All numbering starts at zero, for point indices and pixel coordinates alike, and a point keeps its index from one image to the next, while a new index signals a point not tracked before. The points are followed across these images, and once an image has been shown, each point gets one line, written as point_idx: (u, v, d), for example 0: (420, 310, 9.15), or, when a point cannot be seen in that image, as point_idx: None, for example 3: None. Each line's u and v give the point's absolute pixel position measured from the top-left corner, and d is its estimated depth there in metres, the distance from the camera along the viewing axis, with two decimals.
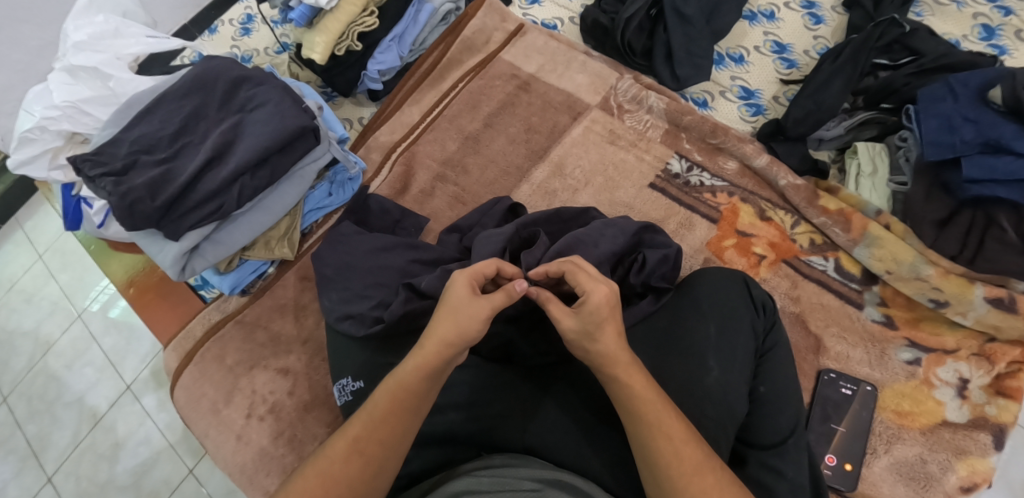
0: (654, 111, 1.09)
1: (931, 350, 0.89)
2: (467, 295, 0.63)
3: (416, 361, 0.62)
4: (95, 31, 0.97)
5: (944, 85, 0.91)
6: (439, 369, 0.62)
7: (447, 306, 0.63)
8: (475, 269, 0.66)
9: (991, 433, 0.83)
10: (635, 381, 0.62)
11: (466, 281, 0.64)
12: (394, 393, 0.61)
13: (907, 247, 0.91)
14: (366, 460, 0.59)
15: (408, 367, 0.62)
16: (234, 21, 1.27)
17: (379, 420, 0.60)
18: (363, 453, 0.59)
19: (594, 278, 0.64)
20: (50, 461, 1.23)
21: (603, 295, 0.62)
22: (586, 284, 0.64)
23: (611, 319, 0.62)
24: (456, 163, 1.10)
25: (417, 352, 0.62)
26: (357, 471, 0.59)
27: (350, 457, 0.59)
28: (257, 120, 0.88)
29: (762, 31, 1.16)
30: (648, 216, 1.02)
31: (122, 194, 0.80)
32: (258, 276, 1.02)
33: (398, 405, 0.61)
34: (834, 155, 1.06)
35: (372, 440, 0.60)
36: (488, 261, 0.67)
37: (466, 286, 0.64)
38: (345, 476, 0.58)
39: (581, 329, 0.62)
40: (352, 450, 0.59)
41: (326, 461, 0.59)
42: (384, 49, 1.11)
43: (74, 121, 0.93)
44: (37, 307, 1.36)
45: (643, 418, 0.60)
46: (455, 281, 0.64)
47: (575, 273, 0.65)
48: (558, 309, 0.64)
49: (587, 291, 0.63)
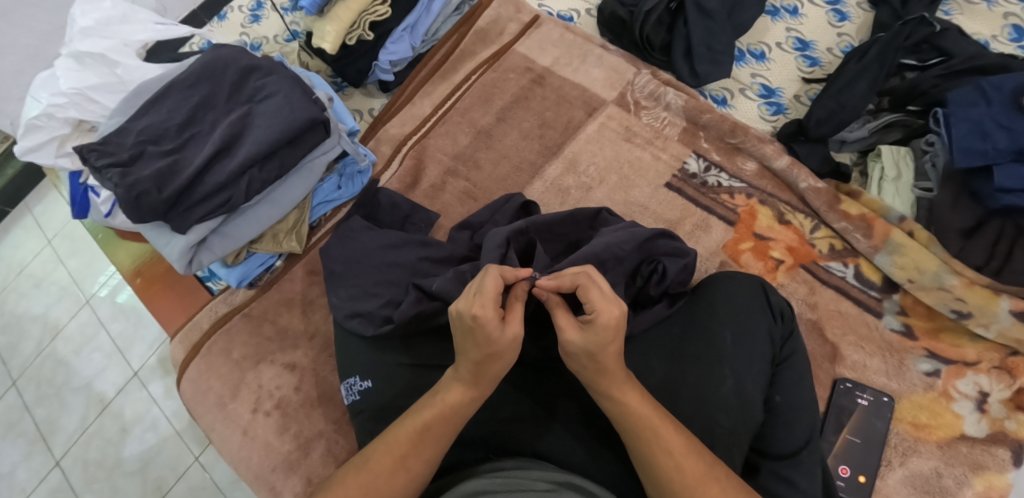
0: (671, 108, 1.07)
1: (950, 362, 0.87)
2: (495, 323, 0.58)
3: (465, 389, 0.61)
4: (102, 16, 0.96)
5: (975, 89, 0.89)
6: (478, 386, 0.61)
7: (480, 341, 0.58)
8: (491, 296, 0.58)
9: (1010, 449, 0.81)
10: (630, 398, 0.60)
11: (488, 314, 0.57)
12: (442, 412, 0.61)
13: (930, 255, 0.89)
14: (411, 476, 0.59)
15: (455, 391, 0.61)
16: (244, 8, 1.24)
17: (425, 435, 0.60)
18: (408, 469, 0.59)
19: (608, 298, 0.60)
20: (59, 445, 1.23)
21: (614, 318, 0.58)
22: (598, 306, 0.59)
23: (616, 340, 0.60)
24: (468, 158, 1.07)
25: (456, 373, 0.62)
26: (402, 485, 0.58)
27: (395, 470, 0.59)
28: (266, 110, 0.86)
29: (784, 27, 1.13)
30: (662, 217, 1.00)
31: (129, 186, 0.79)
32: (265, 269, 1.00)
33: (447, 424, 0.60)
34: (856, 157, 1.03)
35: (419, 456, 0.59)
36: (496, 281, 0.59)
37: (491, 318, 0.57)
38: (388, 489, 0.58)
39: (585, 345, 0.59)
40: (398, 464, 0.59)
41: (370, 474, 0.58)
42: (396, 39, 1.09)
43: (81, 109, 0.92)
44: (45, 292, 1.36)
45: (640, 434, 0.59)
46: (453, 309, 0.60)
47: (588, 290, 0.60)
48: (565, 319, 0.61)
49: (597, 311, 0.59)
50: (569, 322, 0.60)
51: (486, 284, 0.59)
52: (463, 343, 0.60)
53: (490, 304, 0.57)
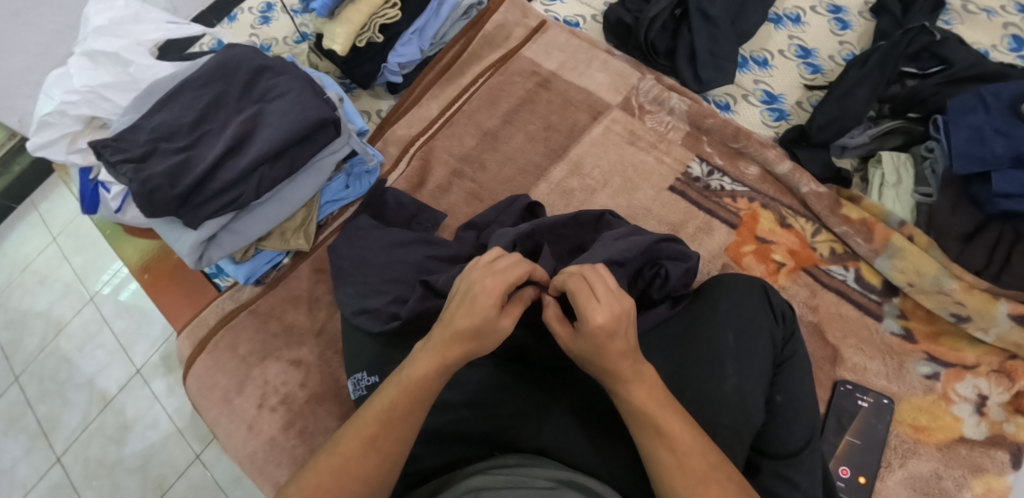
0: (675, 112, 1.08)
1: (950, 365, 0.88)
2: (492, 307, 0.60)
3: (433, 362, 0.61)
4: (116, 16, 0.98)
5: (975, 96, 0.90)
6: (451, 364, 0.61)
7: (471, 315, 0.60)
8: (507, 278, 0.62)
9: (1009, 451, 0.82)
10: (636, 393, 0.61)
11: (490, 293, 0.61)
12: (408, 389, 0.61)
13: (930, 259, 0.90)
14: (382, 456, 0.59)
15: (422, 365, 0.61)
16: (254, 10, 1.26)
17: (395, 416, 0.60)
18: (378, 450, 0.59)
19: (602, 304, 0.60)
20: (60, 441, 1.24)
21: (598, 325, 0.59)
22: (587, 311, 0.60)
23: (615, 338, 0.60)
24: (474, 159, 1.09)
25: (426, 347, 0.63)
26: (373, 467, 0.59)
27: (366, 452, 0.59)
28: (278, 110, 0.88)
29: (787, 34, 1.15)
30: (666, 220, 1.01)
31: (143, 181, 0.80)
32: (272, 266, 1.01)
33: (414, 401, 0.61)
34: (857, 164, 1.05)
35: (389, 437, 0.60)
36: (519, 267, 0.63)
37: (490, 297, 0.60)
38: (361, 472, 0.58)
39: (583, 349, 0.62)
40: (368, 446, 0.59)
41: (340, 457, 0.59)
42: (405, 42, 1.10)
43: (94, 106, 0.93)
44: (50, 289, 1.37)
45: (646, 428, 0.60)
46: (466, 278, 0.63)
47: (579, 294, 0.61)
48: (561, 329, 0.64)
49: (586, 315, 0.59)
50: (564, 329, 0.63)
51: (512, 267, 0.63)
52: (456, 313, 0.62)
53: (501, 281, 0.61)
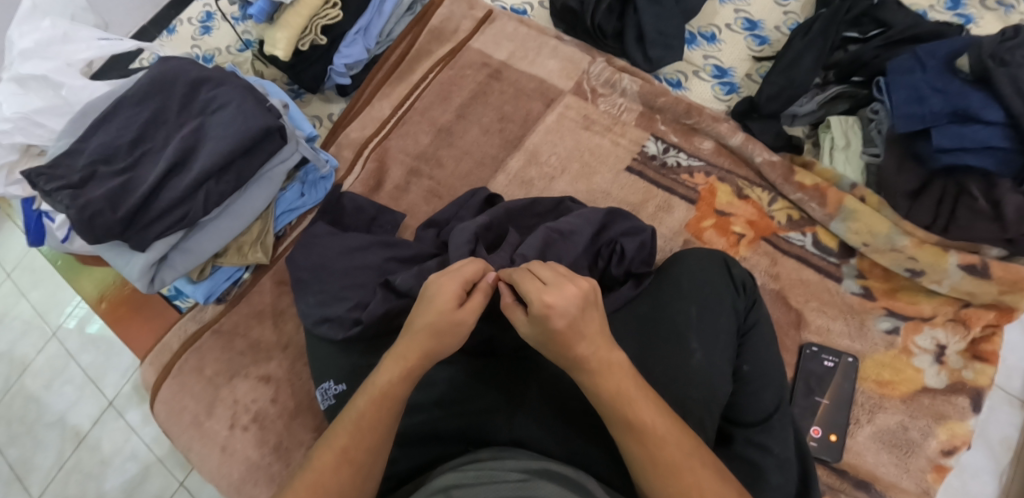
0: (627, 93, 1.09)
1: (909, 318, 0.90)
2: (451, 306, 0.62)
3: (397, 370, 0.61)
4: (42, 37, 0.93)
5: (911, 56, 0.93)
6: (415, 371, 0.62)
7: (432, 314, 0.62)
8: (461, 276, 0.64)
9: (969, 396, 0.85)
10: (611, 375, 0.58)
11: (448, 288, 0.63)
12: (377, 398, 0.60)
13: (883, 219, 0.92)
14: (356, 468, 0.58)
15: (386, 373, 0.62)
16: (193, 20, 1.23)
17: (363, 425, 0.60)
18: (352, 461, 0.58)
19: (549, 286, 0.59)
20: (36, 484, 1.21)
21: (548, 307, 0.57)
22: (532, 295, 0.58)
23: (583, 330, 0.58)
24: (431, 156, 1.08)
25: (391, 358, 0.63)
26: (347, 479, 0.58)
27: (339, 465, 0.58)
28: (219, 122, 0.85)
29: (732, 8, 1.16)
30: (626, 201, 1.02)
31: (81, 206, 0.78)
32: (232, 283, 1.00)
33: (382, 408, 0.60)
34: (808, 131, 1.07)
35: (360, 446, 0.59)
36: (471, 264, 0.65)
37: (447, 294, 0.62)
38: (335, 485, 0.57)
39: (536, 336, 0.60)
40: (341, 459, 0.58)
41: (314, 473, 0.57)
42: (349, 42, 1.09)
43: (28, 134, 0.90)
44: (9, 328, 1.32)
45: (616, 420, 0.58)
46: (430, 285, 0.64)
47: (523, 282, 0.60)
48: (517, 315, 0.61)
49: (532, 299, 0.58)
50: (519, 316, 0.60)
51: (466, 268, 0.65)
52: (419, 320, 0.63)
53: (453, 279, 0.63)
